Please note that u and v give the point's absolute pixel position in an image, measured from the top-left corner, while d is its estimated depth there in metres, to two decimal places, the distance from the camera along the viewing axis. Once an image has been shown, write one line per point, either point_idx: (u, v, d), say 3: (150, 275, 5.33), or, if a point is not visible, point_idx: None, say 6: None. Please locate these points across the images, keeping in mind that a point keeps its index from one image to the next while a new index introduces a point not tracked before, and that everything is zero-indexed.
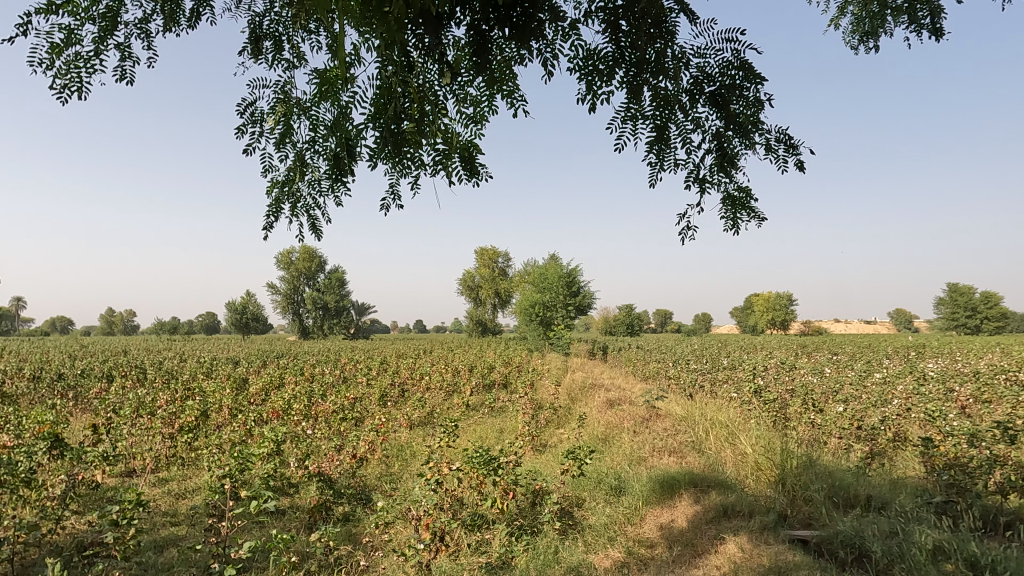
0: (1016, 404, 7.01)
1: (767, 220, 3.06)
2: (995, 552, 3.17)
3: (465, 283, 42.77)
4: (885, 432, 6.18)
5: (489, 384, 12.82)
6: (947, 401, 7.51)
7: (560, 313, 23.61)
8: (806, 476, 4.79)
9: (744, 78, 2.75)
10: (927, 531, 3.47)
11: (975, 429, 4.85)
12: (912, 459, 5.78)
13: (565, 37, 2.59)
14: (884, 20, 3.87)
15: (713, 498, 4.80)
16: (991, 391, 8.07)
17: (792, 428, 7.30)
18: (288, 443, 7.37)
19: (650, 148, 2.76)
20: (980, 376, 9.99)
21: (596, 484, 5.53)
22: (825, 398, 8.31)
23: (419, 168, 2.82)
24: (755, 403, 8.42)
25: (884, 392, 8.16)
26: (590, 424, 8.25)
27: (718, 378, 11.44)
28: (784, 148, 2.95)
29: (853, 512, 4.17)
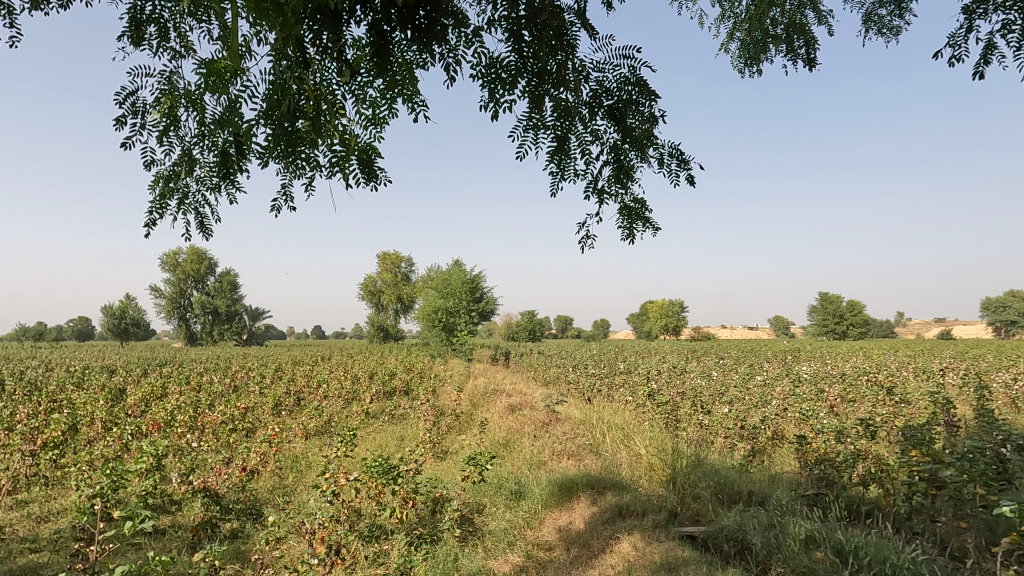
0: (876, 403, 7.74)
1: (661, 230, 3.23)
2: (858, 539, 3.47)
3: (366, 288, 41.78)
4: (765, 431, 6.62)
5: (390, 391, 12.58)
6: (818, 401, 8.16)
7: (463, 319, 23.58)
8: (695, 474, 5.04)
9: (639, 93, 2.89)
10: (801, 522, 3.73)
11: (842, 426, 5.30)
12: (789, 456, 6.23)
13: (468, 43, 2.60)
14: (765, 49, 4.21)
15: (609, 499, 4.94)
16: (855, 391, 8.86)
17: (682, 428, 7.67)
18: (170, 458, 6.88)
19: (550, 157, 2.82)
20: (846, 378, 10.95)
21: (496, 490, 5.55)
22: (713, 400, 8.80)
23: (316, 169, 2.73)
24: (649, 406, 8.78)
25: (764, 393, 8.76)
26: (491, 429, 8.28)
27: (615, 382, 11.84)
28: (676, 163, 3.12)
29: (736, 508, 4.43)
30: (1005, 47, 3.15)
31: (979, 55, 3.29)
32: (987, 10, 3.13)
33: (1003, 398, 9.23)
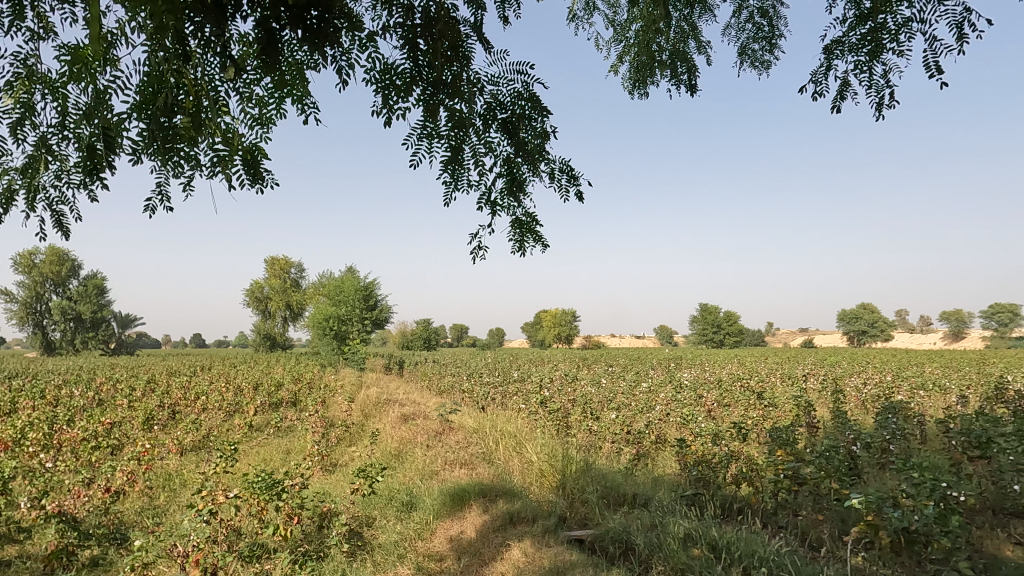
0: (747, 406, 8.33)
1: (551, 244, 3.32)
2: (730, 535, 3.70)
3: (251, 294, 39.71)
4: (649, 435, 6.94)
5: (276, 403, 12.02)
6: (697, 406, 8.67)
7: (355, 327, 22.97)
8: (583, 479, 5.19)
9: (532, 109, 2.96)
10: (680, 521, 3.93)
11: (717, 429, 5.66)
12: (670, 459, 6.56)
13: (362, 48, 2.56)
14: (651, 73, 4.49)
15: (500, 507, 4.98)
16: (729, 396, 9.49)
17: (572, 434, 7.87)
18: (19, 481, 6.18)
19: (444, 167, 2.82)
20: (722, 383, 11.71)
21: (387, 502, 5.44)
22: (601, 406, 9.11)
23: (195, 169, 2.57)
24: (540, 413, 8.94)
25: (648, 399, 9.18)
26: (382, 440, 8.11)
27: (509, 391, 11.97)
28: (567, 178, 3.22)
29: (621, 510, 4.60)
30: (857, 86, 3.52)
31: (836, 92, 3.66)
32: (843, 51, 3.48)
33: (854, 400, 10.23)
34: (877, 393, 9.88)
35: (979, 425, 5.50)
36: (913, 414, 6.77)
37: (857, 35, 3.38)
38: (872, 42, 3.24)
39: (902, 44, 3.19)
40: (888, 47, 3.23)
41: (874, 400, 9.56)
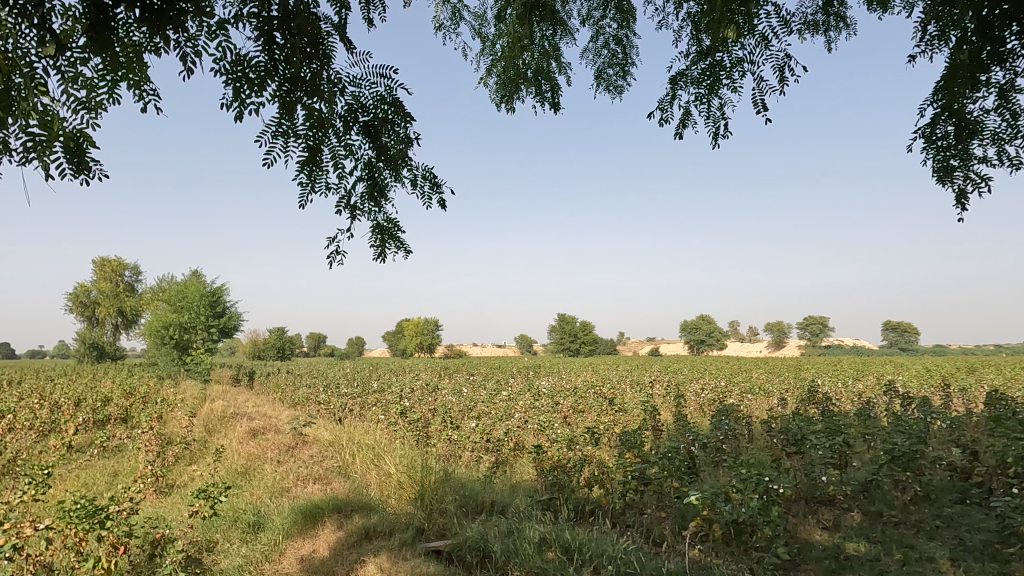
0: (600, 412, 8.76)
1: (413, 250, 3.29)
2: (582, 537, 3.85)
3: (75, 298, 35.46)
4: (507, 443, 7.06)
5: (102, 420, 10.78)
6: (554, 413, 8.98)
7: (200, 336, 21.27)
8: (442, 489, 5.17)
9: (394, 113, 2.93)
10: (535, 526, 4.02)
11: (572, 435, 5.89)
12: (527, 465, 6.71)
13: (211, 35, 2.39)
14: (517, 90, 4.66)
15: (356, 522, 4.82)
16: (584, 402, 9.93)
17: (432, 444, 7.82)
18: None
19: (301, 167, 2.68)
20: (577, 390, 12.22)
21: (231, 524, 5.06)
22: (462, 415, 9.14)
23: (2, 154, 2.25)
24: (400, 424, 8.80)
25: (508, 407, 9.36)
26: (228, 457, 7.55)
27: (368, 402, 11.65)
28: (429, 185, 3.22)
29: (479, 519, 4.63)
30: (697, 116, 3.84)
31: (679, 120, 3.97)
32: (686, 83, 3.78)
33: (694, 404, 11.10)
34: (713, 397, 10.80)
35: (795, 424, 6.18)
36: (742, 416, 7.47)
37: (698, 69, 3.69)
38: (710, 76, 3.55)
39: (735, 81, 3.52)
40: (724, 83, 3.55)
41: (710, 404, 10.44)
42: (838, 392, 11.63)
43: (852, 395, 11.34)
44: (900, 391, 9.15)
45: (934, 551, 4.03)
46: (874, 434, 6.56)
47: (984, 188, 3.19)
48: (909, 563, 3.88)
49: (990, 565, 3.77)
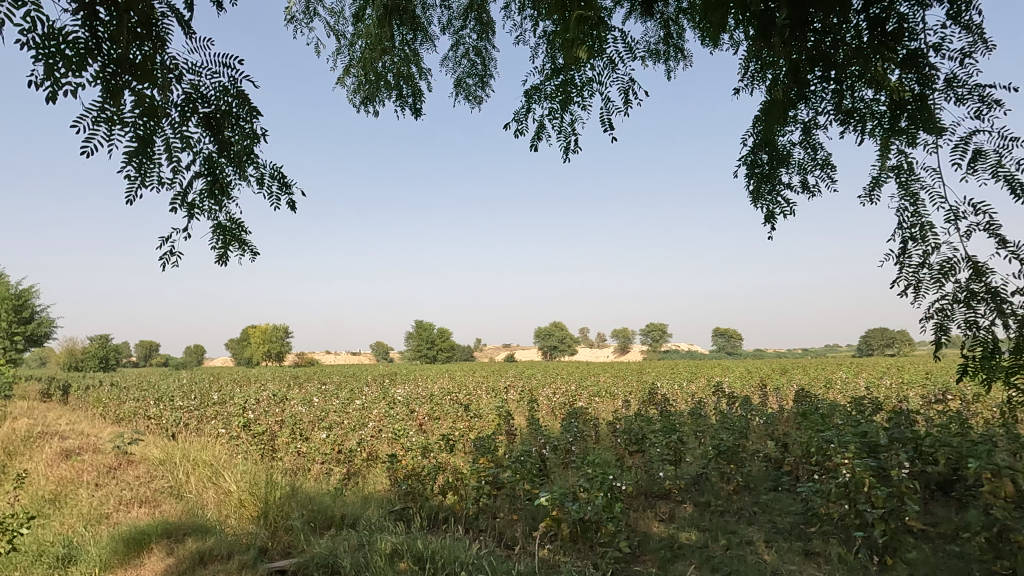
0: (456, 418, 8.79)
1: (259, 253, 3.11)
2: (435, 545, 3.82)
3: None
4: (360, 453, 6.86)
5: None
6: (409, 420, 8.86)
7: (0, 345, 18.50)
8: (288, 505, 4.90)
9: (239, 107, 2.76)
10: (388, 538, 3.93)
11: (427, 443, 5.85)
12: (381, 475, 6.56)
13: (17, 3, 2.10)
14: (377, 92, 4.58)
15: (189, 547, 4.42)
16: (439, 409, 9.91)
17: (279, 458, 7.39)
18: None
19: (129, 158, 2.42)
20: (433, 397, 12.18)
21: (34, 559, 4.43)
22: (311, 426, 8.74)
23: None
24: (243, 437, 8.23)
25: (362, 416, 9.10)
26: (32, 482, 6.61)
27: (206, 415, 10.78)
28: (277, 185, 3.07)
29: (328, 534, 4.45)
30: (551, 130, 3.99)
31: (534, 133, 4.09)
32: (540, 97, 3.91)
33: (546, 408, 11.49)
34: (564, 401, 11.25)
35: (637, 424, 6.61)
36: (590, 418, 7.85)
37: (550, 86, 3.83)
38: (562, 93, 3.70)
39: (585, 100, 3.70)
40: (575, 100, 3.72)
41: (561, 407, 10.86)
42: (674, 394, 12.60)
43: (686, 395, 12.35)
44: (726, 391, 10.11)
45: (752, 535, 4.48)
46: (704, 432, 7.18)
47: (791, 212, 3.58)
48: (732, 547, 4.28)
49: (796, 544, 4.26)
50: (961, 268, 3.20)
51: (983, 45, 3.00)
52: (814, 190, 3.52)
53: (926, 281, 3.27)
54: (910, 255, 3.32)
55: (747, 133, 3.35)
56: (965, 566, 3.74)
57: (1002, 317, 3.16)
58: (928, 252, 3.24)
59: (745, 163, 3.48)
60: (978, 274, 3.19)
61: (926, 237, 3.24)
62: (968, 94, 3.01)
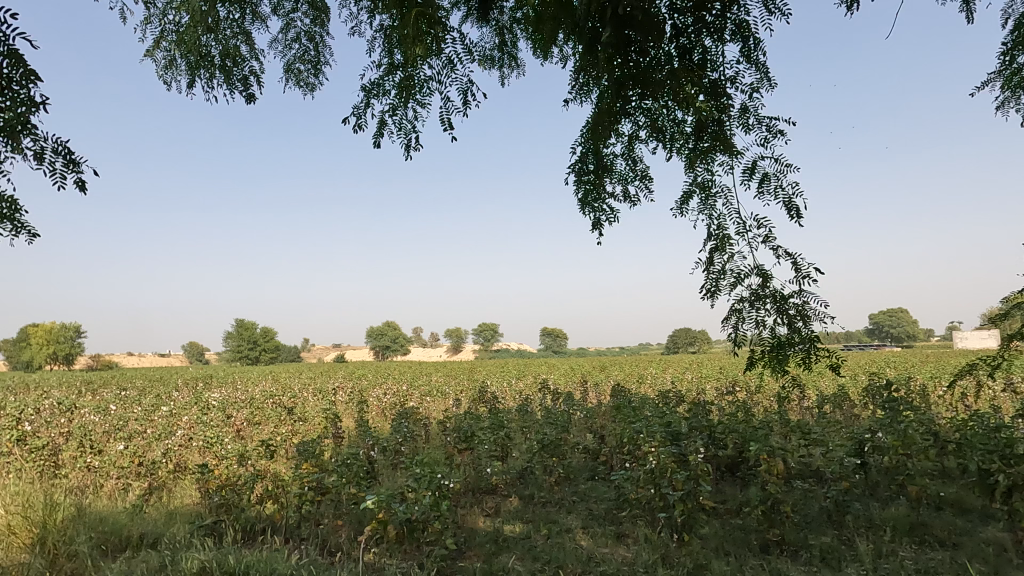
0: (279, 423, 8.31)
1: (37, 238, 2.70)
2: (249, 558, 3.58)
3: None
4: (165, 465, 6.21)
5: None
6: (224, 427, 8.21)
7: None
8: (72, 528, 4.30)
9: (11, 67, 2.38)
10: (195, 555, 3.60)
11: (245, 450, 5.45)
12: (190, 488, 6.00)
13: None
14: (198, 71, 4.17)
15: None
16: (260, 414, 9.29)
17: (62, 475, 6.46)
18: None
19: None
20: (254, 401, 11.40)
21: None
22: (106, 437, 7.75)
23: None
24: (16, 453, 7.08)
25: (168, 424, 8.25)
26: None
27: None
28: (63, 161, 2.69)
29: (123, 556, 3.97)
30: (391, 127, 3.87)
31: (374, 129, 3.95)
32: (380, 92, 3.78)
33: (375, 409, 11.24)
34: (394, 401, 11.10)
35: (467, 422, 6.71)
36: (421, 417, 7.82)
37: (389, 82, 3.70)
38: (401, 91, 3.61)
39: (426, 100, 3.64)
40: (416, 99, 3.65)
41: (391, 408, 10.71)
42: (503, 391, 12.98)
43: (514, 393, 12.78)
44: (551, 387, 10.61)
45: (571, 522, 4.76)
46: (530, 427, 7.48)
47: (614, 222, 3.73)
48: (552, 536, 4.50)
49: (609, 528, 4.59)
50: (752, 275, 3.63)
51: (767, 83, 3.44)
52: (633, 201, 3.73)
53: (723, 285, 3.66)
54: (712, 262, 3.69)
55: (574, 142, 3.45)
56: (745, 536, 4.27)
57: (781, 316, 3.64)
58: (726, 260, 3.63)
59: (572, 172, 3.56)
60: (765, 280, 3.64)
61: (725, 246, 3.62)
62: (756, 124, 3.43)
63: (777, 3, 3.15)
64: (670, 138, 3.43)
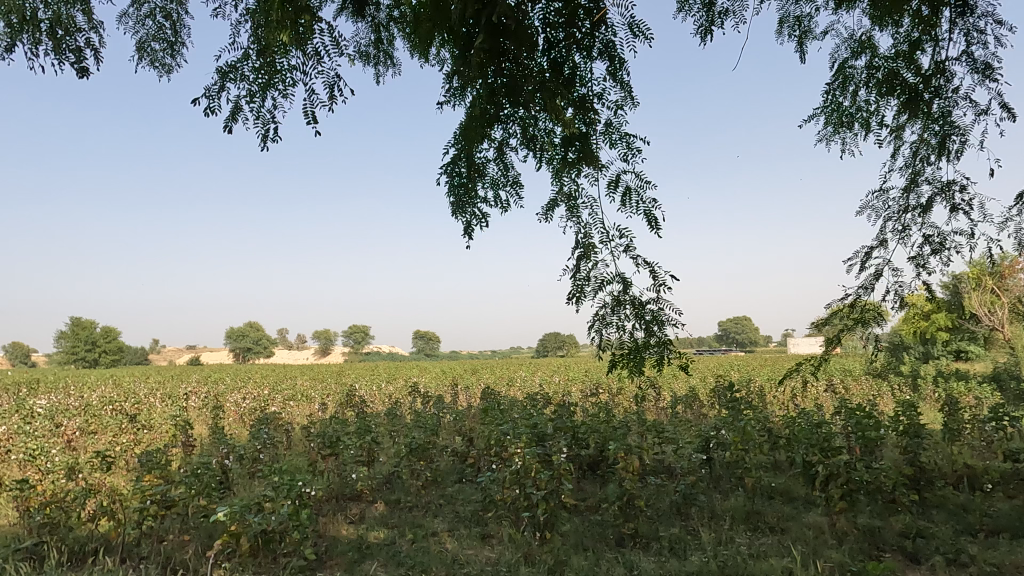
0: (119, 431, 7.57)
1: None
2: None
3: None
4: None
5: None
6: (52, 437, 7.34)
7: None
8: None
9: None
10: None
11: (75, 462, 4.91)
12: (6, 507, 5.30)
13: None
14: (21, 36, 3.67)
15: None
16: (97, 422, 8.40)
17: None
18: None
19: None
20: (89, 408, 10.29)
21: None
22: None
23: None
24: None
25: None
26: None
27: None
28: None
29: None
30: (248, 114, 3.52)
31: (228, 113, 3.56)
32: (237, 76, 3.41)
33: (232, 415, 10.56)
34: (254, 406, 10.50)
35: (332, 427, 6.48)
36: (282, 423, 7.46)
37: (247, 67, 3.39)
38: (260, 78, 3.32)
39: (288, 90, 3.37)
40: (278, 88, 3.37)
41: (250, 414, 10.11)
42: (371, 395, 12.70)
43: (384, 397, 12.55)
44: (421, 391, 10.53)
45: (437, 526, 4.74)
46: (398, 431, 7.37)
47: (485, 227, 3.60)
48: (417, 541, 4.46)
49: (475, 530, 4.62)
50: (614, 282, 3.82)
51: (631, 103, 3.63)
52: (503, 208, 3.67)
53: (588, 291, 3.81)
54: (578, 269, 3.82)
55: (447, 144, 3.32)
56: (602, 531, 4.49)
57: (640, 321, 3.86)
58: (592, 267, 3.79)
59: (444, 174, 3.37)
60: (625, 286, 3.85)
61: (590, 254, 3.77)
62: (619, 140, 3.62)
63: (641, 28, 3.34)
64: (539, 147, 3.52)
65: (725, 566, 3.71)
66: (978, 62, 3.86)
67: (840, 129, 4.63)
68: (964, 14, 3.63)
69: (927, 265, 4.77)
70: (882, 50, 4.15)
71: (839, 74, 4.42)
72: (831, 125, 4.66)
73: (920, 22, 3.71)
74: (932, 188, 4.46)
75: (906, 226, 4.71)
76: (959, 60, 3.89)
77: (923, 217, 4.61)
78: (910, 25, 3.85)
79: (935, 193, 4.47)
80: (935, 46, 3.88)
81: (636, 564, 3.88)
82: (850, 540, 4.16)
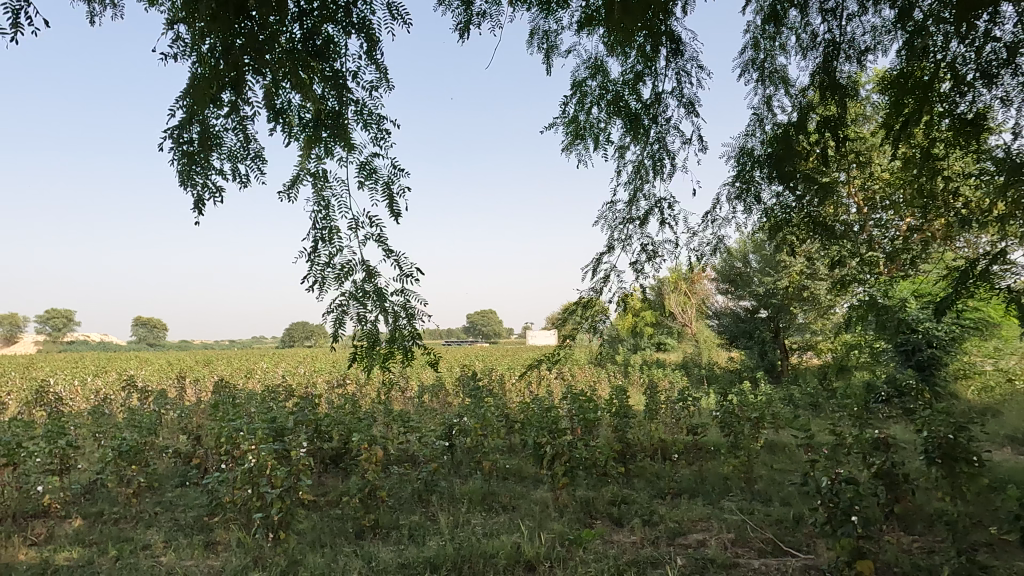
0: None
1: None
2: None
3: None
4: None
5: None
6: None
7: None
8: None
9: None
10: None
11: None
12: None
13: None
14: None
15: None
16: None
17: None
18: None
19: None
20: None
21: None
22: None
23: None
24: None
25: None
26: None
27: None
28: None
29: None
30: None
31: None
32: None
33: None
34: None
35: (10, 432, 5.32)
36: None
37: None
38: None
39: None
40: None
41: None
42: (71, 390, 10.79)
43: (87, 392, 10.74)
44: (138, 385, 9.22)
45: (150, 537, 4.19)
46: (105, 432, 6.37)
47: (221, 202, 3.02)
48: (124, 557, 3.89)
49: (196, 538, 4.16)
50: (356, 271, 3.71)
51: (386, 85, 3.54)
52: (242, 182, 3.21)
53: (329, 279, 3.63)
54: (318, 255, 3.60)
55: (173, 102, 2.74)
56: (342, 525, 4.39)
57: (383, 313, 3.81)
58: (334, 254, 3.61)
59: (168, 138, 2.77)
60: (369, 276, 3.77)
61: (333, 240, 3.59)
62: (371, 122, 3.52)
63: (399, 11, 3.29)
64: (286, 120, 3.23)
65: (461, 547, 3.87)
66: (685, 98, 4.56)
67: (574, 142, 5.11)
68: (675, 55, 4.26)
69: (641, 270, 5.53)
70: (612, 76, 4.68)
71: (577, 90, 4.87)
72: (569, 136, 5.11)
73: (644, 57, 4.28)
74: (647, 203, 5.16)
75: (628, 236, 5.38)
76: (671, 94, 4.56)
77: (641, 229, 5.31)
78: (635, 58, 4.43)
79: (650, 208, 5.19)
80: (654, 79, 4.51)
81: (375, 555, 3.86)
82: (570, 511, 4.65)
